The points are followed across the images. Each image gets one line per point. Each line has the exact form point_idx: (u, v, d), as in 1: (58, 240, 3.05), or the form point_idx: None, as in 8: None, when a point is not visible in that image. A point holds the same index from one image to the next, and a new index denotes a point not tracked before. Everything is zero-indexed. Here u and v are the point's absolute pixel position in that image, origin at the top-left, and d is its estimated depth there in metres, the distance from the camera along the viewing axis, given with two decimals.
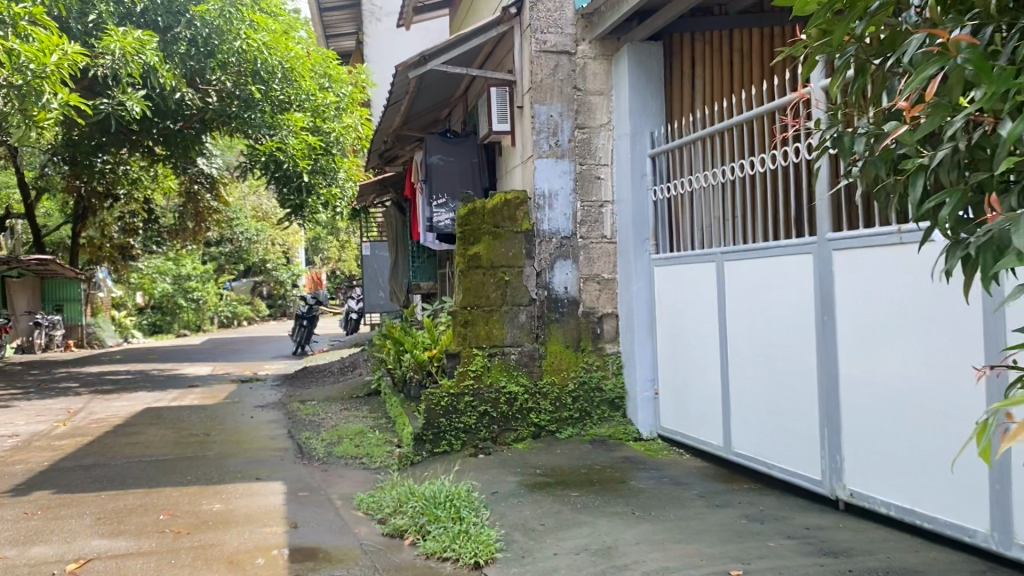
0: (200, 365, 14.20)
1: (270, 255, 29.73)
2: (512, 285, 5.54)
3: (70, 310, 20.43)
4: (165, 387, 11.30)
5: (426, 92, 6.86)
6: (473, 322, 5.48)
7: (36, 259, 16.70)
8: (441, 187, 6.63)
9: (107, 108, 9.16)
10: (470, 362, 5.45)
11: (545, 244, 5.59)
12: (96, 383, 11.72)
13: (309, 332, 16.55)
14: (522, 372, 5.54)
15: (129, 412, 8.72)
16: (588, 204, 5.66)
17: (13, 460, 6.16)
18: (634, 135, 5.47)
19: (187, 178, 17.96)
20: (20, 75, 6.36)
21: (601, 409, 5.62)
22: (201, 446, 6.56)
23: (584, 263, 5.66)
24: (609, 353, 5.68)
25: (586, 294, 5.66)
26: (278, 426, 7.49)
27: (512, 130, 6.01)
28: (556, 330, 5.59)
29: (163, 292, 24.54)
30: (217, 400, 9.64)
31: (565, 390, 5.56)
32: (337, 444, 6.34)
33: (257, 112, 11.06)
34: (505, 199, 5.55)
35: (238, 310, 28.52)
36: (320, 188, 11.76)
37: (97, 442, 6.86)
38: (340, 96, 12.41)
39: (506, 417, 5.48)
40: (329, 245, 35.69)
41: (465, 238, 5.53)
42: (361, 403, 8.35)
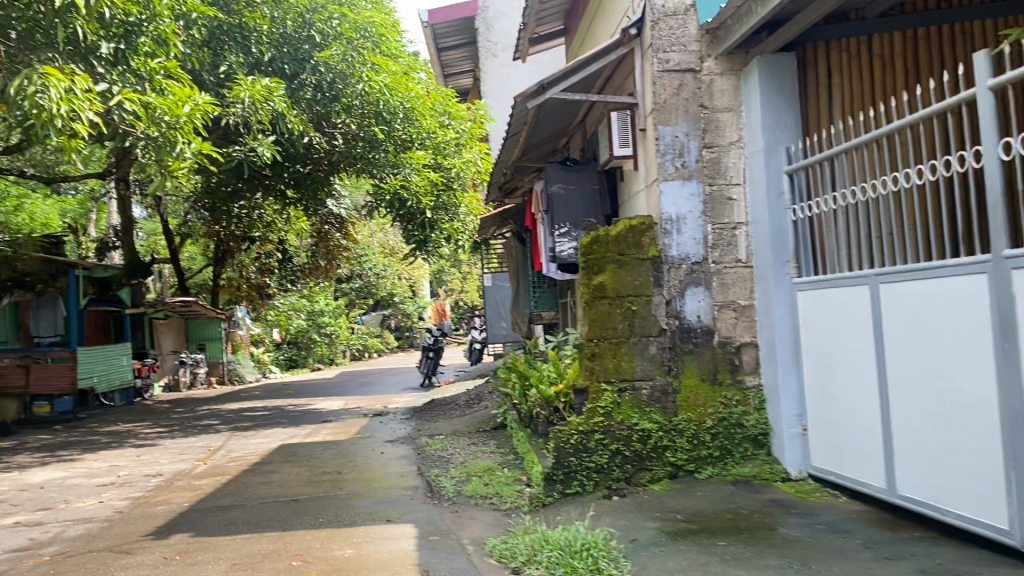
0: (332, 399, 14.49)
1: (397, 289, 30.35)
2: (642, 315, 5.27)
3: (213, 348, 21.38)
4: (299, 422, 11.55)
5: (545, 122, 6.73)
6: (601, 355, 5.22)
7: (180, 301, 17.57)
8: (563, 217, 6.40)
9: (240, 154, 9.50)
10: (600, 398, 5.18)
11: (674, 271, 5.30)
12: (236, 419, 12.10)
13: (436, 364, 16.67)
14: (656, 408, 5.25)
15: (265, 449, 8.90)
16: (720, 227, 5.34)
17: (156, 501, 6.32)
18: (769, 151, 5.13)
19: (317, 218, 18.53)
20: (156, 127, 6.66)
21: (743, 447, 5.25)
22: (333, 485, 6.56)
23: (718, 289, 5.33)
24: (750, 386, 5.31)
25: (721, 323, 5.32)
26: (407, 462, 7.43)
27: (634, 154, 5.77)
28: (690, 361, 5.27)
29: (299, 328, 25.69)
30: (349, 436, 9.72)
31: (702, 426, 5.22)
32: (467, 483, 6.19)
33: (381, 152, 11.10)
34: (630, 225, 5.30)
35: (368, 343, 29.21)
36: (442, 222, 12.01)
37: (234, 481, 6.99)
38: (460, 132, 12.54)
39: (640, 456, 5.20)
40: (453, 276, 36.20)
41: (589, 268, 5.29)
42: (489, 438, 8.21)
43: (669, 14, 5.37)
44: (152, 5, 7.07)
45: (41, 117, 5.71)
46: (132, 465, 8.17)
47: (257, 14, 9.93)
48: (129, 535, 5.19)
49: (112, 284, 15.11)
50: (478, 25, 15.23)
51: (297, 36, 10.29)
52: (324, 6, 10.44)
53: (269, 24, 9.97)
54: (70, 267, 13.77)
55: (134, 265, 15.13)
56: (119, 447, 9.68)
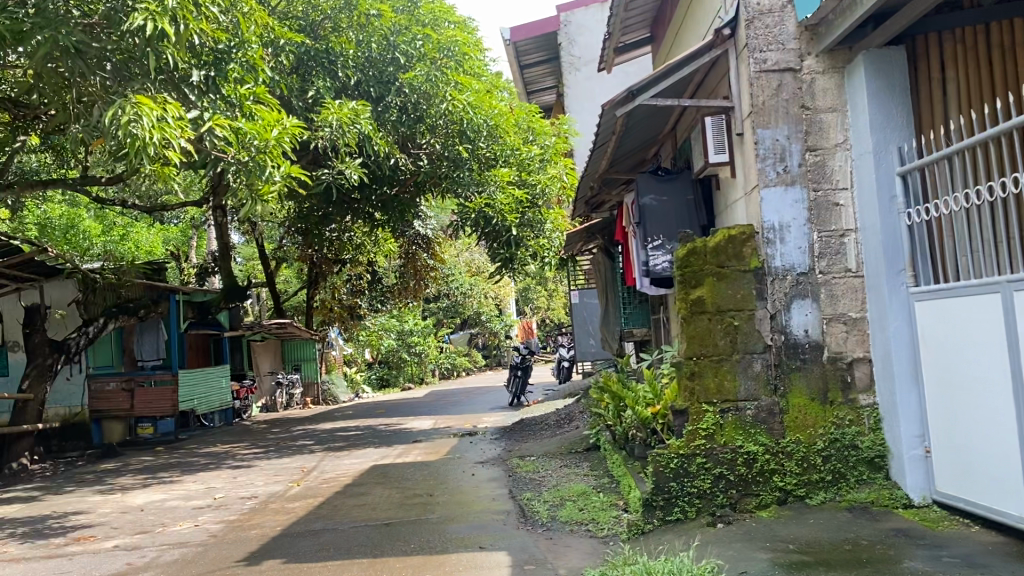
0: (423, 419, 14.47)
1: (485, 307, 30.38)
2: (744, 331, 4.97)
3: (307, 369, 21.75)
4: (390, 442, 11.53)
5: (633, 133, 6.53)
6: (701, 374, 4.94)
7: (275, 324, 17.90)
8: (657, 229, 6.15)
9: (328, 177, 9.56)
10: (701, 420, 4.91)
11: (778, 283, 5.00)
12: (328, 440, 12.18)
13: (525, 382, 16.50)
14: (761, 430, 4.92)
15: (356, 470, 8.86)
16: (827, 235, 5.02)
17: (249, 524, 6.32)
18: (878, 151, 4.78)
19: (405, 240, 18.70)
20: (246, 151, 6.70)
21: (858, 470, 4.87)
22: (424, 508, 6.43)
23: (826, 301, 5.00)
24: (864, 405, 4.93)
25: (830, 337, 4.98)
26: (499, 485, 7.26)
27: (731, 160, 5.49)
28: (798, 378, 4.95)
29: (390, 348, 25.98)
30: (439, 456, 9.62)
31: (813, 448, 4.88)
32: (560, 508, 5.96)
33: (466, 171, 11.12)
34: (729, 235, 5.02)
35: (457, 362, 29.30)
36: (528, 239, 11.71)
37: (326, 504, 6.94)
38: (544, 148, 12.43)
39: (746, 480, 4.89)
40: (540, 293, 36.07)
41: (685, 281, 5.01)
42: (581, 459, 7.96)
43: (765, 12, 5.10)
44: (240, 32, 7.33)
45: (134, 146, 5.77)
46: (228, 487, 8.24)
47: (342, 39, 10.06)
48: (223, 561, 5.16)
49: (211, 308, 15.27)
50: (560, 40, 15.14)
51: (382, 59, 10.37)
52: (408, 28, 10.47)
53: (354, 48, 10.07)
54: (171, 293, 14.05)
55: (232, 288, 15.36)
56: (216, 468, 9.83)
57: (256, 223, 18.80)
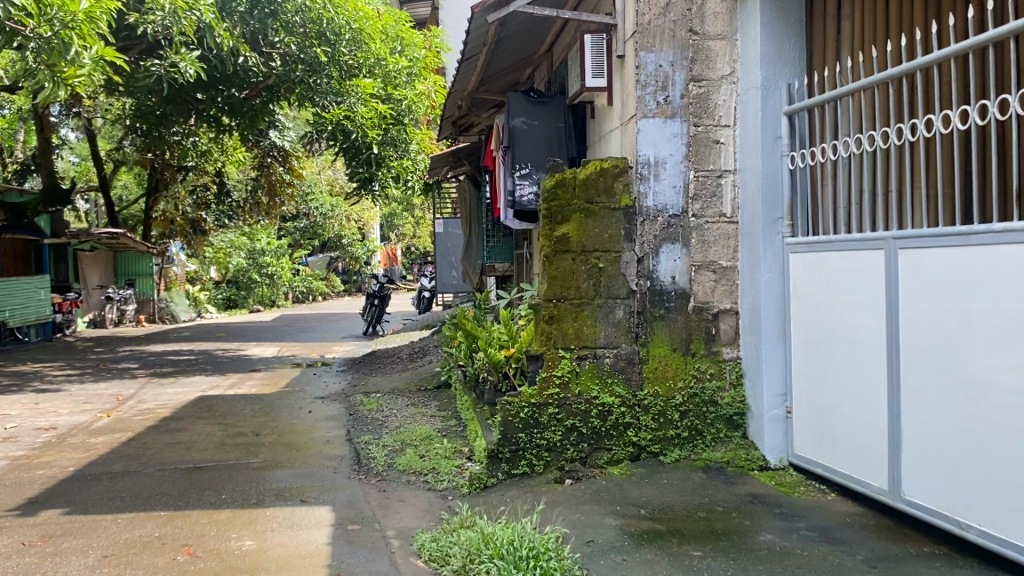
0: (266, 345, 13.59)
1: (345, 231, 29.24)
2: (608, 273, 4.53)
3: (142, 285, 20.19)
4: (225, 369, 10.67)
5: (506, 45, 5.92)
6: (560, 318, 4.50)
7: (106, 232, 16.37)
8: (525, 156, 5.62)
9: (159, 69, 8.47)
10: (556, 366, 4.48)
11: (648, 224, 4.55)
12: (156, 364, 11.17)
13: (379, 311, 15.85)
14: (619, 380, 4.54)
15: (180, 401, 8.02)
16: (704, 174, 4.61)
17: (36, 463, 5.47)
18: (767, 88, 4.40)
19: (257, 150, 17.25)
20: (47, 26, 5.70)
21: (714, 427, 4.59)
22: (247, 450, 5.75)
23: (698, 247, 4.61)
24: (727, 359, 4.63)
25: (698, 286, 4.61)
26: (337, 424, 6.65)
27: (609, 86, 5.03)
28: (661, 328, 4.56)
29: (239, 267, 24.60)
30: (277, 388, 8.90)
31: (670, 403, 4.54)
32: (400, 454, 5.43)
33: (324, 77, 10.24)
34: (602, 167, 4.52)
35: (312, 286, 28.21)
36: (389, 160, 11.01)
37: (136, 439, 6.15)
38: (412, 61, 11.57)
39: (598, 434, 4.51)
40: (404, 220, 35.12)
41: (551, 216, 4.50)
42: (429, 399, 7.46)
43: None
44: None
45: None
46: (24, 414, 7.26)
47: None
48: None
49: (27, 212, 13.64)
50: None
51: None
52: None
53: None
54: None
55: (53, 191, 13.71)
56: (18, 391, 8.72)
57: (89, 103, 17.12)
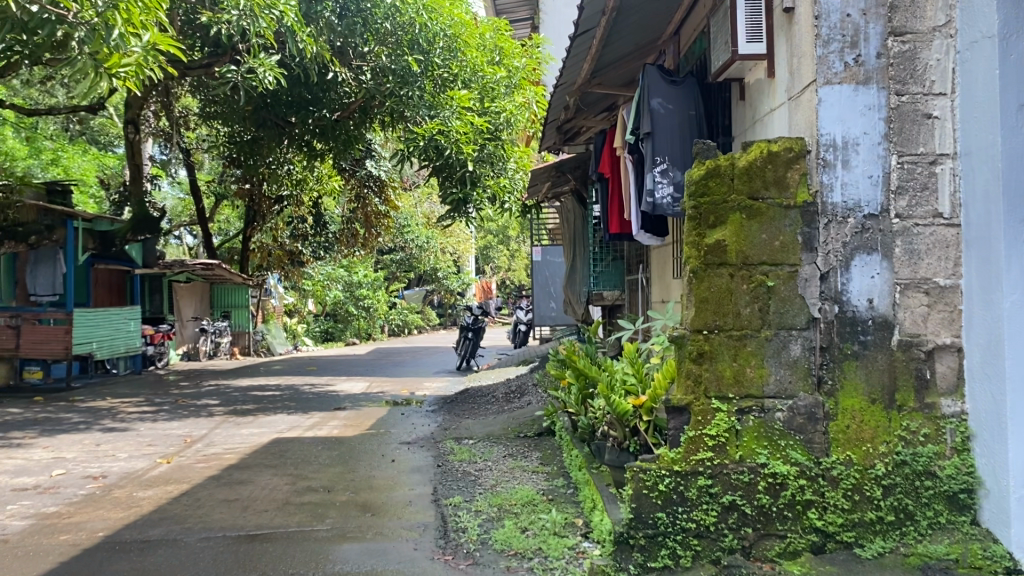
0: (355, 380, 12.75)
1: (440, 263, 28.61)
2: (781, 295, 3.38)
3: (237, 317, 19.83)
4: (308, 407, 9.79)
5: (630, 19, 4.87)
6: (713, 356, 3.38)
7: (200, 263, 15.94)
8: (666, 147, 4.43)
9: (235, 77, 7.70)
10: (707, 424, 3.38)
11: (833, 229, 3.39)
12: (237, 400, 10.41)
13: (474, 345, 14.89)
14: (797, 442, 3.36)
15: (251, 445, 7.10)
16: (913, 160, 3.39)
17: (66, 522, 4.57)
18: (1006, 37, 3.15)
19: (352, 179, 16.61)
20: (91, 8, 5.15)
21: (933, 510, 3.30)
22: (312, 513, 4.70)
23: (904, 258, 3.38)
24: (946, 415, 3.35)
25: (905, 313, 3.37)
26: (421, 479, 5.60)
27: (769, 53, 3.87)
28: (855, 371, 3.36)
29: (336, 300, 24.21)
30: (359, 430, 7.93)
31: (869, 475, 3.32)
32: (496, 526, 4.31)
33: (415, 89, 9.37)
34: (769, 150, 3.40)
35: (409, 319, 27.60)
36: (486, 178, 9.81)
37: (189, 494, 5.22)
38: (511, 72, 10.64)
39: (767, 517, 3.36)
40: (501, 252, 34.49)
41: (700, 218, 3.42)
42: (530, 449, 6.33)
43: None
44: None
45: None
46: (79, 459, 6.46)
47: None
48: None
49: (116, 239, 13.27)
50: None
51: None
52: None
53: None
54: (69, 218, 12.38)
55: (143, 218, 13.22)
56: (84, 430, 8.00)
57: (185, 129, 17.01)
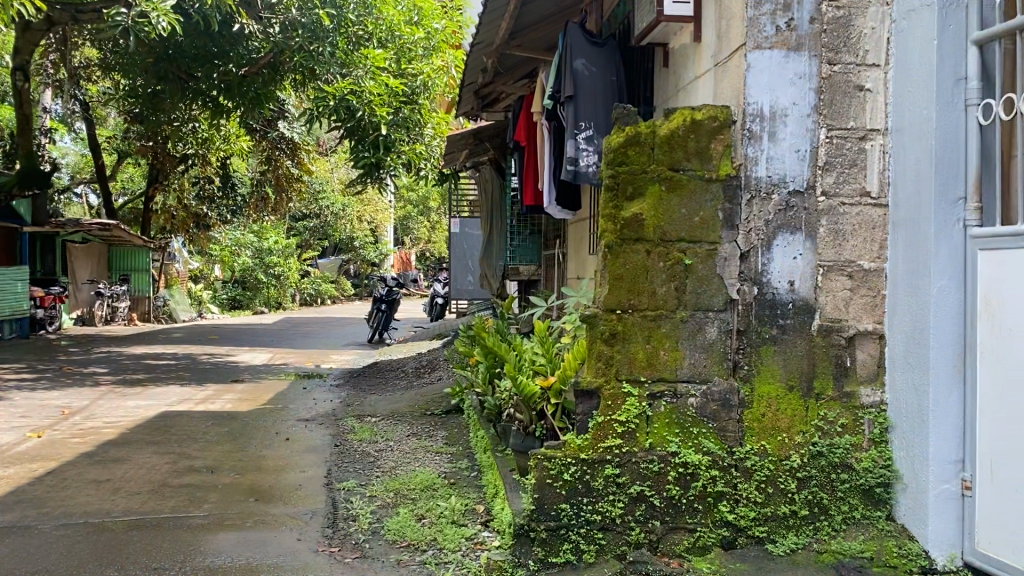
0: (258, 351, 12.21)
1: (357, 232, 27.91)
2: (698, 275, 3.15)
3: (138, 281, 18.88)
4: (205, 378, 9.27)
5: None
6: (626, 336, 3.12)
7: (97, 223, 15.03)
8: (589, 112, 4.15)
9: (125, 20, 7.10)
10: (617, 409, 3.13)
11: (757, 205, 3.16)
12: (128, 369, 9.81)
13: (386, 318, 14.49)
14: (710, 431, 3.14)
15: (135, 419, 6.60)
16: (842, 135, 3.19)
17: None
18: (946, 6, 2.97)
19: (264, 141, 15.88)
20: None
21: (848, 505, 3.15)
22: (190, 496, 4.30)
23: (828, 239, 3.18)
24: (865, 405, 3.19)
25: (827, 297, 3.18)
26: (316, 459, 5.25)
27: (697, 15, 3.61)
28: (773, 356, 3.15)
29: (245, 267, 23.37)
30: (256, 404, 7.51)
31: (783, 466, 3.13)
32: (390, 513, 4.00)
33: (327, 45, 8.75)
34: (692, 119, 3.13)
35: (322, 289, 26.91)
36: (401, 144, 9.43)
37: (54, 473, 4.74)
38: (430, 33, 10.27)
39: (676, 510, 3.14)
40: (420, 223, 33.99)
41: (617, 188, 3.13)
42: (435, 429, 6.04)
43: None
44: None
45: None
46: None
47: None
48: None
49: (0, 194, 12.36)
50: None
51: None
52: None
53: None
54: None
55: (31, 172, 12.34)
56: None
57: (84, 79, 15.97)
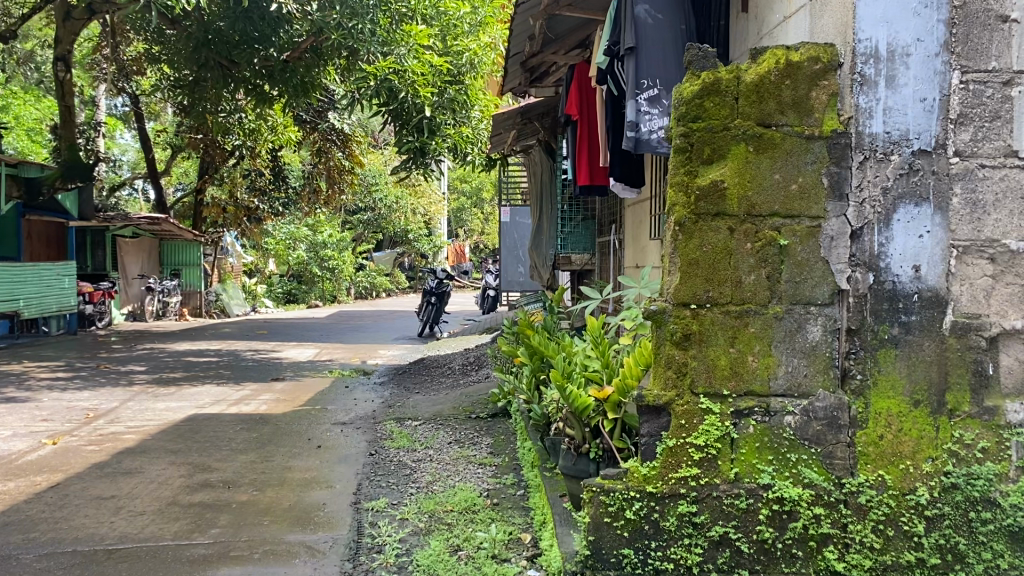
0: (304, 347, 11.78)
1: (411, 224, 27.46)
2: (796, 259, 2.50)
3: (188, 276, 18.78)
4: (244, 376, 8.84)
5: None
6: (704, 338, 2.51)
7: (147, 218, 14.81)
8: (654, 67, 3.53)
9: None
10: (693, 429, 2.53)
11: (871, 171, 2.49)
12: (168, 366, 9.44)
13: (437, 311, 13.94)
14: (812, 457, 2.50)
15: (161, 423, 6.16)
16: (981, 79, 2.49)
17: None
18: None
19: (313, 131, 15.45)
20: None
21: (992, 552, 2.45)
22: (197, 519, 3.78)
23: (964, 212, 2.49)
24: (1012, 424, 2.48)
25: (962, 286, 2.49)
26: (345, 471, 4.71)
27: None
28: (895, 363, 2.50)
29: (298, 260, 23.11)
30: (292, 405, 7.02)
31: (906, 503, 2.48)
32: (421, 543, 3.42)
33: (368, 22, 8.11)
34: (786, 61, 2.49)
35: (376, 282, 26.55)
36: (446, 127, 8.87)
37: (56, 488, 4.28)
38: (477, 9, 9.69)
39: (769, 556, 2.52)
40: (474, 215, 33.50)
41: (692, 152, 2.53)
42: (479, 435, 5.44)
43: None
44: None
45: None
46: None
47: None
48: None
49: (43, 187, 12.03)
50: None
51: None
52: None
53: None
54: None
55: (73, 165, 11.99)
56: None
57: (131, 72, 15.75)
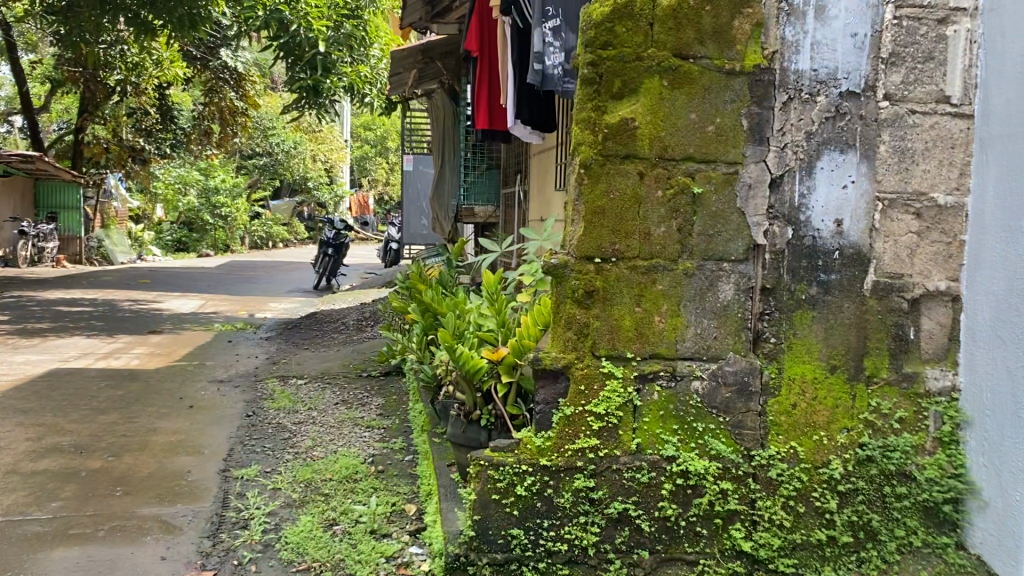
0: (190, 298, 11.10)
1: (311, 172, 26.45)
2: (711, 210, 2.24)
3: (66, 220, 17.58)
4: (118, 328, 8.20)
5: None
6: (608, 295, 2.24)
7: (17, 155, 13.66)
8: None
9: None
10: (593, 397, 2.26)
11: (795, 111, 2.24)
12: (34, 316, 8.69)
13: (334, 263, 13.37)
14: (722, 428, 2.28)
15: (15, 379, 5.56)
16: (916, 13, 2.24)
17: None
18: None
19: (203, 68, 14.48)
20: None
21: (904, 528, 2.29)
22: (36, 491, 3.33)
23: (891, 161, 2.25)
24: (930, 392, 2.30)
25: (885, 243, 2.27)
26: (217, 435, 4.29)
27: None
28: (811, 326, 2.28)
29: (189, 206, 21.95)
30: (168, 361, 6.50)
31: (818, 477, 2.28)
32: (292, 517, 3.08)
33: None
34: None
35: (274, 232, 25.54)
36: (343, 65, 8.36)
37: None
38: None
39: (672, 536, 2.30)
40: (378, 164, 32.64)
41: (600, 85, 2.22)
42: (368, 395, 5.09)
43: None
44: None
45: None
46: None
47: None
48: None
49: None
50: None
51: None
52: None
53: None
54: None
55: None
56: None
57: None
